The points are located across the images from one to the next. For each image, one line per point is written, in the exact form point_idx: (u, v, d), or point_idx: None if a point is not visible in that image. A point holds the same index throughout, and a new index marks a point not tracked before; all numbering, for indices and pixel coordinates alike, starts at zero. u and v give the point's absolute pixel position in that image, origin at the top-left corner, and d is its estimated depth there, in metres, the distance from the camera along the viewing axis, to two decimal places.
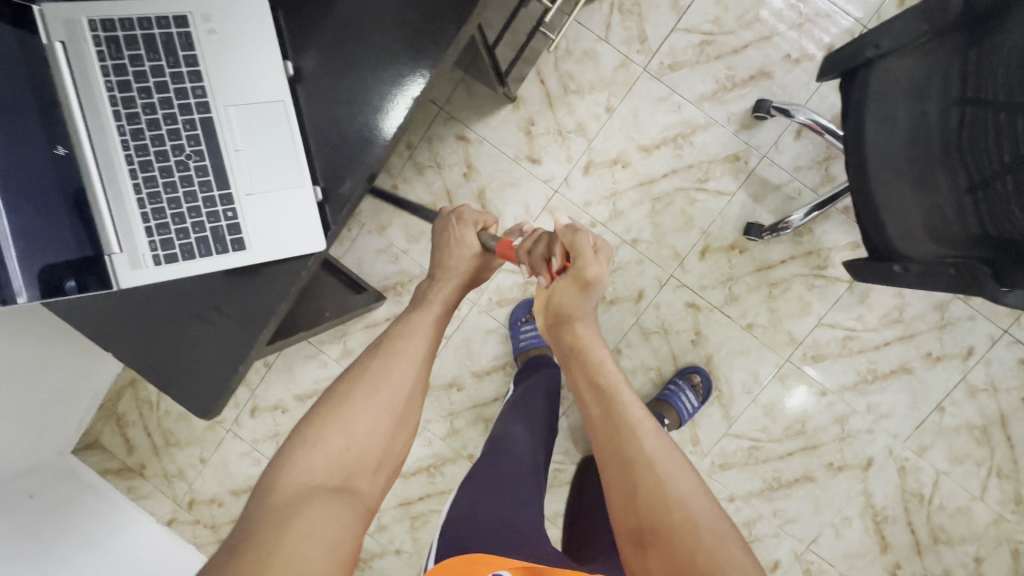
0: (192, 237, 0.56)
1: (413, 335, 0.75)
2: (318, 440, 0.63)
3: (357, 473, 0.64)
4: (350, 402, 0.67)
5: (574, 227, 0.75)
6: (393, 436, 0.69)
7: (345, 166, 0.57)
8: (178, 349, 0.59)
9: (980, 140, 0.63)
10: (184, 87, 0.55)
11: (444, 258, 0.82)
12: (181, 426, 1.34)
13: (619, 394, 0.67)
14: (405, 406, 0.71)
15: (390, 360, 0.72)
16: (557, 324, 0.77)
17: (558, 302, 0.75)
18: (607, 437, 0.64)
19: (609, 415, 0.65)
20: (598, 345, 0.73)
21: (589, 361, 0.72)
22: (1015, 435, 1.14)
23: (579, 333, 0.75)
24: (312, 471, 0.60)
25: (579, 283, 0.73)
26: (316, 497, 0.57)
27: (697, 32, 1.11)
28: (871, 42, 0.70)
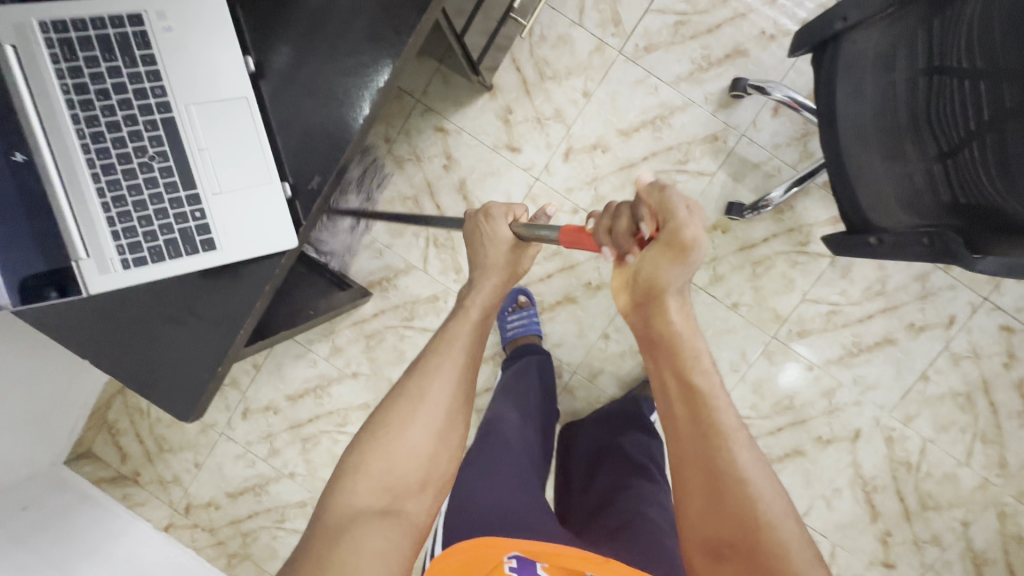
0: (161, 240, 0.55)
1: (451, 346, 0.70)
2: (363, 468, 0.63)
3: (402, 496, 0.63)
4: (391, 426, 0.65)
5: (660, 184, 0.57)
6: (436, 455, 0.66)
7: (312, 162, 0.56)
8: (156, 352, 0.58)
9: (947, 108, 0.63)
10: (143, 87, 0.54)
11: (482, 256, 0.72)
12: (174, 432, 1.33)
13: (715, 401, 0.57)
14: (445, 427, 0.67)
15: (426, 378, 0.68)
16: (646, 307, 0.61)
17: (642, 277, 0.60)
18: (695, 448, 0.55)
19: (700, 426, 0.56)
20: (697, 339, 0.60)
21: (682, 356, 0.59)
22: (997, 400, 1.16)
23: (672, 325, 0.60)
24: (359, 498, 0.61)
25: (670, 246, 0.56)
26: (364, 526, 0.58)
27: (671, 12, 1.11)
28: (839, 15, 0.71)
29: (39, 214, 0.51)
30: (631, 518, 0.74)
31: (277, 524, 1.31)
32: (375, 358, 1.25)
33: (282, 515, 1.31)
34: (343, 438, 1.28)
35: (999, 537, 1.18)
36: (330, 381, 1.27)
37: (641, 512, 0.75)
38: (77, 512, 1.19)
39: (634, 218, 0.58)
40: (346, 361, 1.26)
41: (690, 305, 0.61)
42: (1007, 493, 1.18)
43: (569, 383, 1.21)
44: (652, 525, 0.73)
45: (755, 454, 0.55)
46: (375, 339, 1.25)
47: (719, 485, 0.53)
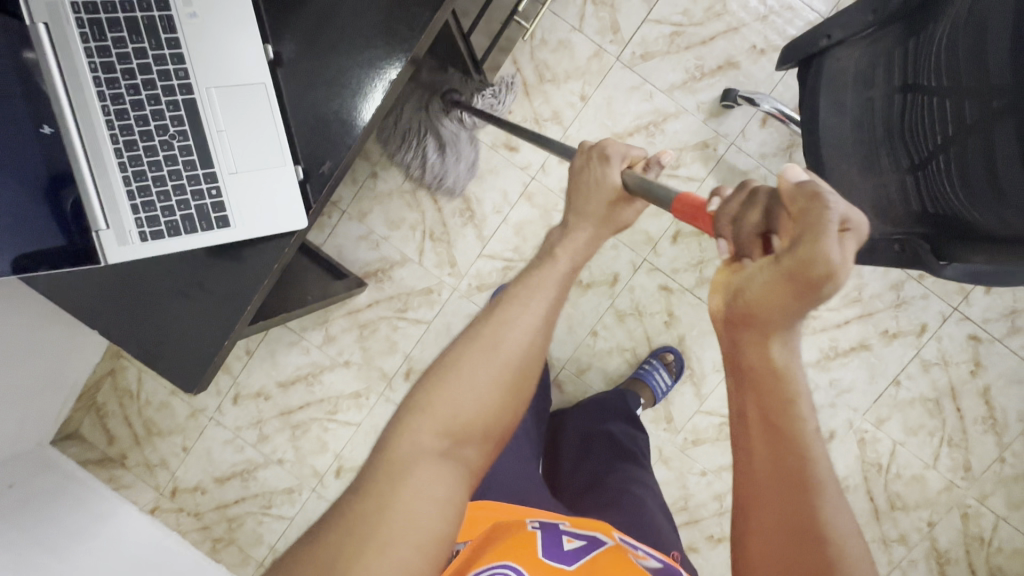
0: (178, 215, 0.58)
1: (533, 294, 0.63)
2: (427, 408, 0.58)
3: (464, 441, 0.58)
4: (459, 371, 0.60)
5: (813, 188, 0.42)
6: (506, 407, 0.61)
7: (326, 149, 0.60)
8: (164, 325, 0.61)
9: (917, 123, 0.67)
10: (167, 68, 0.57)
11: (580, 198, 0.64)
12: (162, 416, 1.34)
13: (811, 453, 0.44)
14: (519, 377, 0.62)
15: (502, 324, 0.62)
16: (743, 327, 0.46)
17: (743, 293, 0.45)
18: (774, 494, 0.44)
19: (784, 474, 0.44)
20: (803, 376, 0.46)
21: (778, 394, 0.45)
22: (964, 406, 1.22)
23: (770, 355, 0.45)
24: (422, 438, 0.57)
25: (793, 278, 0.41)
26: (427, 467, 0.55)
27: (667, 23, 1.15)
28: (824, 32, 0.77)
29: (64, 185, 0.54)
30: (621, 494, 0.83)
31: (263, 510, 1.32)
32: (367, 348, 1.27)
33: (269, 501, 1.32)
34: (333, 426, 1.30)
35: (961, 538, 1.24)
36: (322, 369, 1.28)
37: (630, 489, 0.85)
38: (63, 492, 1.19)
39: (766, 222, 0.45)
40: (339, 350, 1.28)
41: (800, 337, 0.46)
42: (971, 496, 1.23)
43: (558, 377, 1.24)
44: (637, 501, 0.82)
45: (849, 517, 0.43)
46: (369, 329, 1.27)
47: (799, 540, 0.42)
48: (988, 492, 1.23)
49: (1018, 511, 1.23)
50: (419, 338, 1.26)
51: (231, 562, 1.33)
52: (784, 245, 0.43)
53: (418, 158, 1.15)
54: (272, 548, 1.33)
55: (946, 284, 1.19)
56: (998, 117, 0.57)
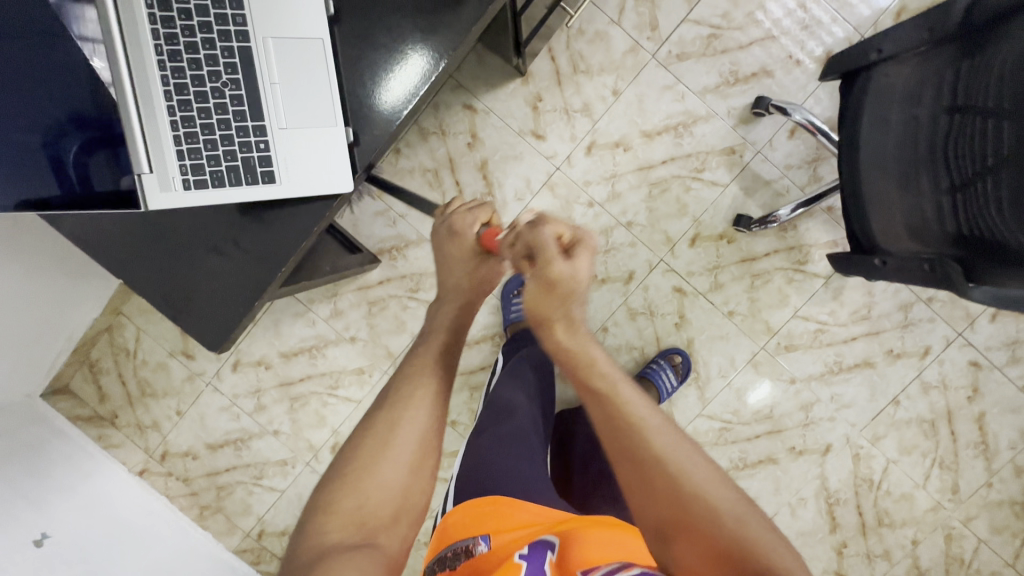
0: (223, 165, 0.57)
1: (421, 376, 0.70)
2: (334, 498, 0.59)
3: (375, 528, 0.59)
4: (358, 461, 0.62)
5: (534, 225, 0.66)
6: (407, 485, 0.63)
7: (376, 113, 0.59)
8: (196, 281, 0.60)
9: (964, 147, 0.66)
10: (225, 13, 0.56)
11: (450, 275, 0.76)
12: (157, 377, 1.30)
13: (619, 397, 0.62)
14: (418, 458, 0.65)
15: (396, 407, 0.67)
16: (541, 331, 0.68)
17: (530, 304, 0.67)
18: (614, 444, 0.61)
19: (610, 421, 0.61)
20: (591, 343, 0.67)
21: (586, 366, 0.65)
22: (959, 430, 1.24)
23: (562, 340, 0.67)
24: (331, 534, 0.57)
25: (546, 289, 0.65)
26: (337, 558, 0.53)
27: (706, 25, 1.14)
28: (876, 45, 0.76)
29: (66, 132, 0.51)
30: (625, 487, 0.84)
31: (253, 480, 1.31)
32: (374, 325, 1.26)
33: (260, 472, 1.30)
34: (333, 401, 1.28)
35: (943, 557, 1.27)
36: (327, 343, 1.27)
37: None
38: (51, 447, 1.16)
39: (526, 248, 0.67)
40: (346, 325, 1.26)
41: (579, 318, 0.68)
42: (956, 517, 1.26)
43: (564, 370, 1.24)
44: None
45: (665, 427, 0.61)
46: (378, 306, 1.25)
47: (640, 461, 0.58)
48: (972, 515, 1.26)
49: (1000, 536, 1.26)
50: None
51: (217, 530, 1.31)
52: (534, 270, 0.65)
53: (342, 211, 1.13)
54: (260, 519, 1.31)
55: (954, 309, 1.21)
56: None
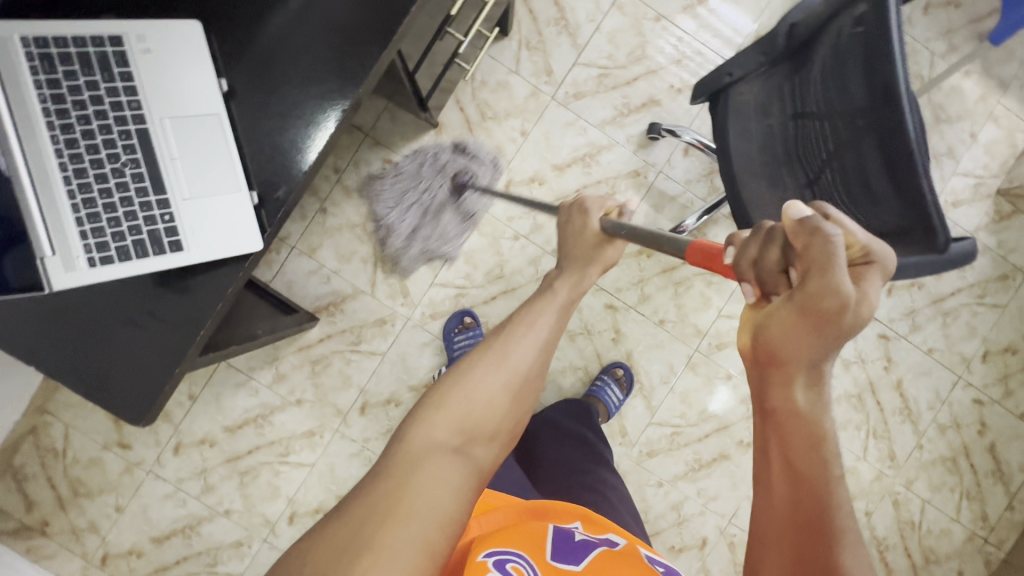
0: (128, 240, 0.59)
1: (535, 321, 0.74)
2: (442, 405, 0.65)
3: (472, 440, 0.64)
4: (474, 374, 0.68)
5: (812, 222, 0.46)
6: (508, 412, 0.68)
7: (280, 176, 0.62)
8: (113, 355, 0.60)
9: (810, 146, 0.75)
10: (119, 101, 0.59)
11: (571, 247, 0.79)
12: (91, 474, 1.23)
13: (833, 499, 0.45)
14: (523, 386, 0.70)
15: (508, 344, 0.71)
16: (767, 371, 0.49)
17: (769, 329, 0.48)
18: (789, 528, 0.46)
19: (801, 510, 0.46)
20: (830, 419, 0.47)
21: (807, 441, 0.47)
22: (883, 399, 1.34)
23: (799, 403, 0.47)
24: (437, 433, 0.63)
25: (807, 310, 0.46)
26: (440, 457, 0.60)
27: (595, 66, 1.26)
28: (726, 70, 0.86)
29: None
30: (596, 496, 0.93)
31: (207, 569, 1.23)
32: (320, 383, 1.25)
33: (214, 558, 1.24)
34: (285, 469, 1.24)
35: (895, 524, 1.35)
36: (272, 410, 1.24)
37: (602, 489, 0.95)
38: None
39: (783, 258, 0.49)
40: (290, 388, 1.24)
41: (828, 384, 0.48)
42: (899, 483, 1.35)
43: None
44: (607, 501, 0.92)
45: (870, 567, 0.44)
46: (321, 364, 1.25)
47: None
48: (912, 478, 1.35)
49: (940, 493, 1.36)
50: (374, 371, 1.25)
51: None
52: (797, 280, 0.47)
53: (395, 200, 1.23)
54: None
55: None
56: (861, 135, 0.61)
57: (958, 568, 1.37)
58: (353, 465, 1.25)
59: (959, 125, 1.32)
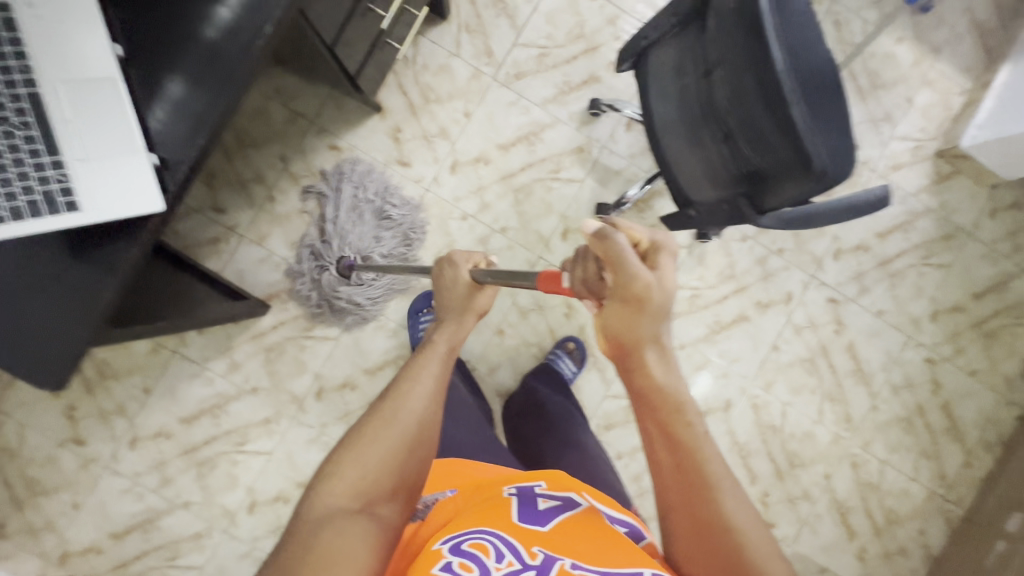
0: (21, 200, 0.58)
1: (420, 371, 0.69)
2: (332, 474, 0.58)
3: (372, 504, 0.57)
4: (360, 435, 0.62)
5: (599, 233, 0.52)
6: (407, 464, 0.62)
7: (179, 138, 0.65)
8: (24, 319, 0.61)
9: (715, 100, 0.78)
10: (8, 64, 0.59)
11: (448, 297, 0.79)
12: (46, 473, 1.22)
13: (702, 452, 0.54)
14: (417, 439, 0.64)
15: (398, 399, 0.65)
16: (620, 356, 0.58)
17: (612, 327, 0.56)
18: (677, 482, 0.54)
19: (684, 471, 0.53)
20: (682, 386, 0.57)
21: (672, 412, 0.55)
22: (836, 362, 1.36)
23: (658, 377, 0.57)
24: (329, 504, 0.56)
25: (626, 302, 0.54)
26: (333, 529, 0.53)
27: (534, 46, 1.28)
28: (643, 35, 0.88)
29: None
30: (574, 451, 1.01)
31: (168, 562, 1.23)
32: (275, 371, 1.25)
33: (174, 551, 1.23)
34: (242, 458, 1.24)
35: (855, 486, 1.36)
36: (228, 399, 1.24)
37: (580, 446, 1.02)
38: None
39: (595, 271, 0.56)
40: (245, 377, 1.25)
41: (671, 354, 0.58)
42: (856, 445, 1.36)
43: None
44: (585, 455, 1.00)
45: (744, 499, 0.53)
46: (275, 351, 1.25)
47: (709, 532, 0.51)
48: (869, 439, 1.37)
49: (897, 453, 1.37)
50: (328, 356, 1.26)
51: None
52: (607, 290, 0.56)
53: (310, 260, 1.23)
54: None
55: (803, 255, 1.34)
56: (739, 73, 0.64)
57: (919, 527, 1.38)
58: (311, 451, 1.25)
59: (895, 90, 1.35)
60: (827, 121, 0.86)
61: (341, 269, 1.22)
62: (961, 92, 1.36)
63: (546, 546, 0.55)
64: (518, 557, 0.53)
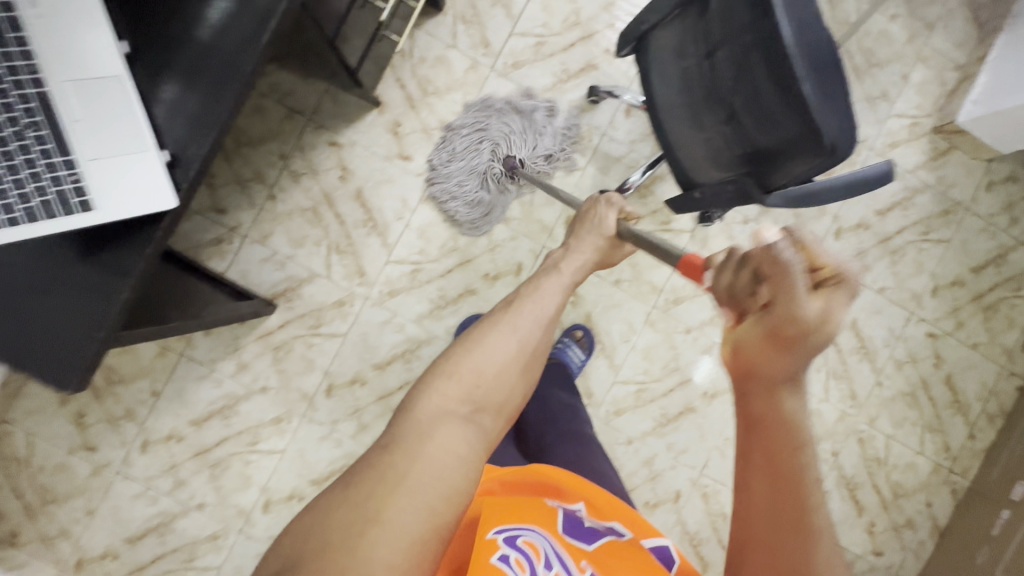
0: (36, 202, 0.59)
1: (540, 300, 0.83)
2: (454, 376, 0.72)
3: (478, 408, 0.71)
4: (480, 349, 0.76)
5: (773, 249, 0.55)
6: (513, 385, 0.76)
7: (190, 134, 0.63)
8: (38, 323, 0.61)
9: (718, 82, 0.78)
10: (14, 64, 0.58)
11: (580, 228, 0.91)
12: (58, 480, 1.22)
13: (810, 500, 0.53)
14: (524, 364, 0.78)
15: (516, 316, 0.80)
16: (744, 381, 0.57)
17: (743, 350, 0.57)
18: (771, 517, 0.54)
19: (782, 510, 0.54)
20: (807, 425, 0.55)
21: (788, 445, 0.55)
22: (840, 340, 1.37)
23: (783, 404, 0.56)
24: (446, 402, 0.69)
25: (773, 334, 0.54)
26: (449, 422, 0.67)
27: (531, 35, 1.28)
28: (642, 19, 0.87)
29: None
30: (578, 445, 1.01)
31: (184, 564, 1.23)
32: (283, 369, 1.25)
33: (191, 553, 1.23)
34: (254, 457, 1.25)
35: (862, 461, 1.38)
36: (238, 399, 1.24)
37: (585, 440, 1.03)
38: None
39: (754, 282, 0.58)
40: (254, 376, 1.25)
41: (805, 389, 0.56)
42: (862, 421, 1.38)
43: None
44: (589, 450, 1.00)
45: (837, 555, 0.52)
46: (283, 350, 1.25)
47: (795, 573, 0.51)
48: (874, 415, 1.38)
49: (902, 428, 1.39)
50: (336, 353, 1.26)
51: None
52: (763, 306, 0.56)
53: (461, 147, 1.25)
54: None
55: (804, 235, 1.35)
56: (748, 52, 0.65)
57: (926, 500, 1.40)
58: (324, 449, 1.26)
59: (890, 68, 1.35)
60: (827, 85, 0.80)
61: (507, 163, 1.24)
62: (955, 67, 1.37)
63: (592, 562, 0.63)
64: (566, 568, 0.60)
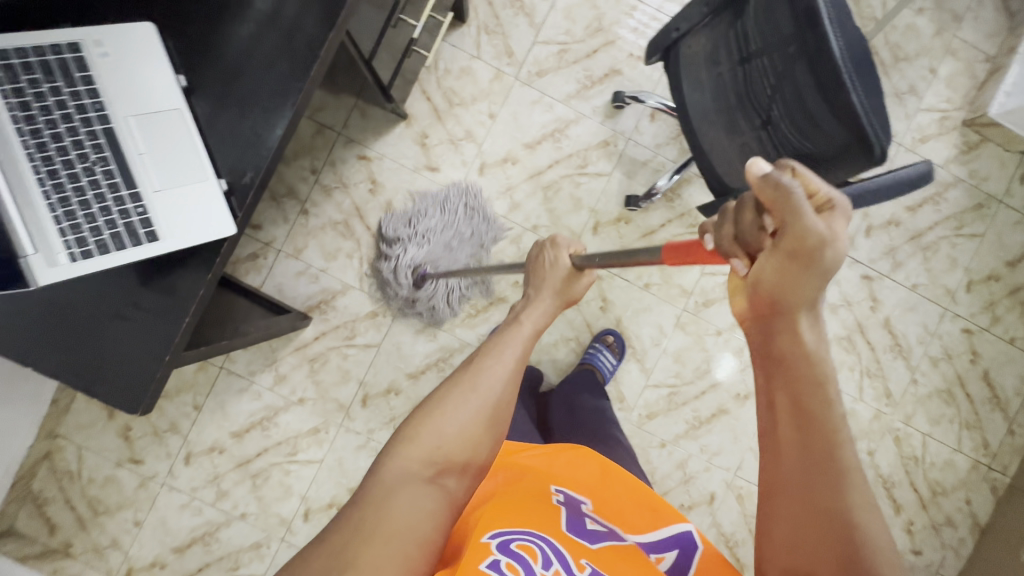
0: (106, 234, 0.62)
1: (502, 351, 0.71)
2: (410, 440, 0.62)
3: (443, 472, 0.61)
4: (443, 406, 0.65)
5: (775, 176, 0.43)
6: (480, 440, 0.65)
7: (246, 161, 0.67)
8: (107, 348, 0.64)
9: (755, 87, 0.78)
10: (84, 103, 0.62)
11: (539, 276, 0.80)
12: (108, 492, 1.26)
13: (840, 434, 0.50)
14: (495, 413, 0.67)
15: (479, 370, 0.69)
16: (772, 317, 0.52)
17: (763, 284, 0.50)
18: (801, 449, 0.50)
19: (812, 450, 0.50)
20: (830, 357, 0.52)
21: (813, 379, 0.51)
22: (873, 338, 1.36)
23: (804, 340, 0.52)
24: (405, 468, 0.60)
25: (794, 255, 0.46)
26: (408, 493, 0.57)
27: (554, 43, 1.29)
28: (673, 26, 0.87)
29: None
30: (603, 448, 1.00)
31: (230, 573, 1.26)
32: (320, 381, 1.28)
33: (236, 562, 1.26)
34: (294, 467, 1.27)
35: (899, 460, 1.37)
36: (277, 411, 1.27)
37: (613, 445, 1.02)
38: None
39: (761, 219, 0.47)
40: (292, 388, 1.27)
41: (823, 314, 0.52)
42: (897, 419, 1.37)
43: None
44: (616, 456, 0.98)
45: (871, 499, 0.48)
46: (319, 361, 1.28)
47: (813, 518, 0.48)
48: (910, 413, 1.37)
49: (939, 425, 1.38)
50: (370, 363, 1.28)
51: None
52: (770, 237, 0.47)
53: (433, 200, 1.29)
54: None
55: None
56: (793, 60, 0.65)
57: (965, 497, 1.38)
58: (361, 457, 1.28)
59: (918, 62, 1.34)
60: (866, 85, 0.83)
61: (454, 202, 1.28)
62: (986, 58, 1.35)
63: (593, 560, 0.57)
64: (566, 566, 0.55)
